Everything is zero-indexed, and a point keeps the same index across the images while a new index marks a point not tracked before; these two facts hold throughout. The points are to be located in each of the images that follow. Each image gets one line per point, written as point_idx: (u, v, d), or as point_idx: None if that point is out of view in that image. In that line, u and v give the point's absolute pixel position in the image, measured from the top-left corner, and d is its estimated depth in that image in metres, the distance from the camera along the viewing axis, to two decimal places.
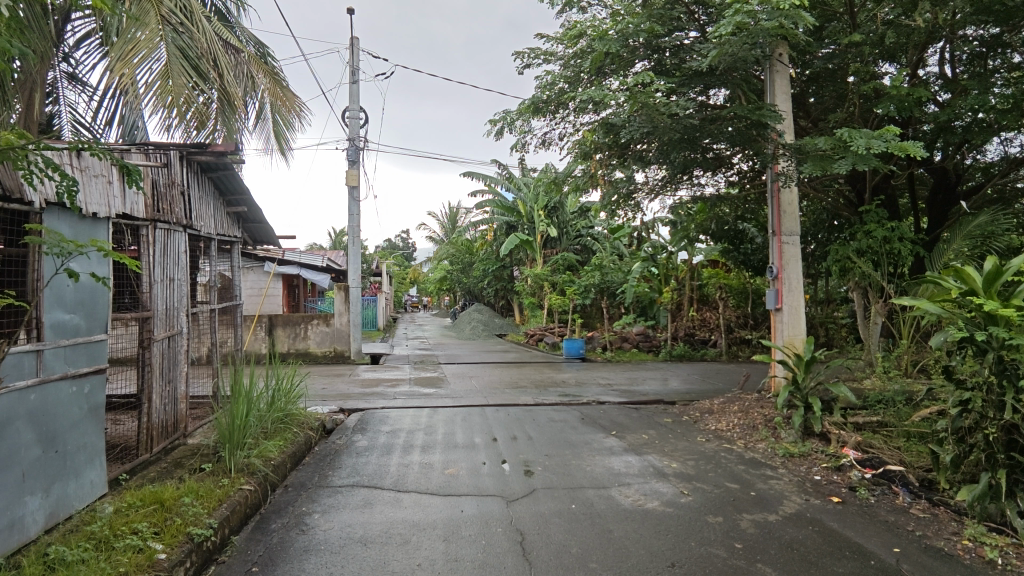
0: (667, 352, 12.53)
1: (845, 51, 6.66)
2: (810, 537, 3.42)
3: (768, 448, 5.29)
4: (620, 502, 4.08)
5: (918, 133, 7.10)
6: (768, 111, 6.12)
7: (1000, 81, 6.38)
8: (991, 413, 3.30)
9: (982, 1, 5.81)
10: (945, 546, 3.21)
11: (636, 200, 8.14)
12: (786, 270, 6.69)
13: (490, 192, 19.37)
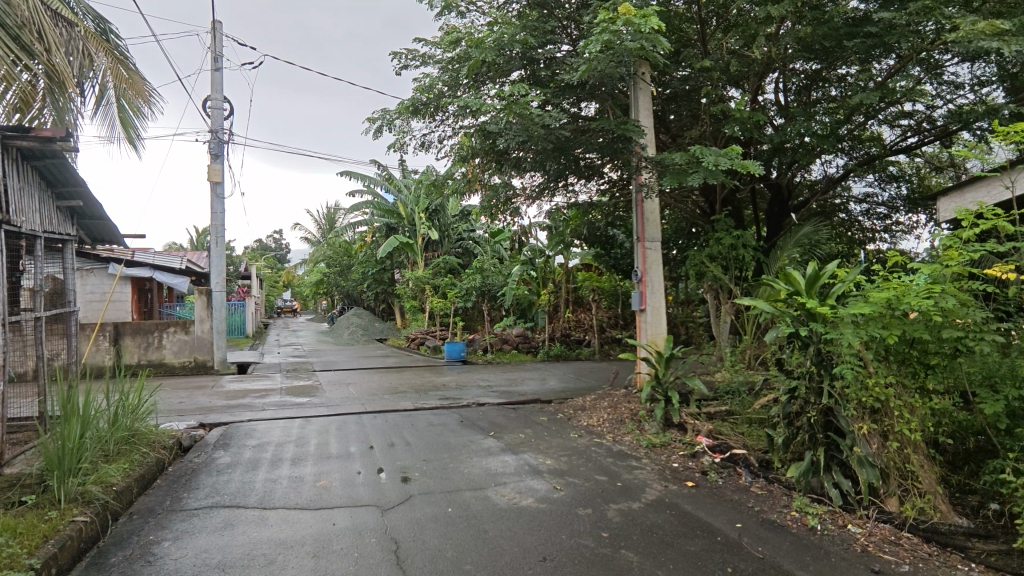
0: (545, 352, 13.01)
1: (697, 75, 7.33)
2: (667, 520, 3.70)
3: (634, 439, 5.67)
4: (496, 502, 4.14)
5: (757, 152, 8.00)
6: (632, 126, 6.56)
7: (821, 110, 7.35)
8: (813, 399, 3.76)
9: (807, 40, 6.61)
10: (777, 518, 3.63)
11: (514, 205, 8.18)
12: (649, 274, 7.20)
13: (369, 192, 18.83)
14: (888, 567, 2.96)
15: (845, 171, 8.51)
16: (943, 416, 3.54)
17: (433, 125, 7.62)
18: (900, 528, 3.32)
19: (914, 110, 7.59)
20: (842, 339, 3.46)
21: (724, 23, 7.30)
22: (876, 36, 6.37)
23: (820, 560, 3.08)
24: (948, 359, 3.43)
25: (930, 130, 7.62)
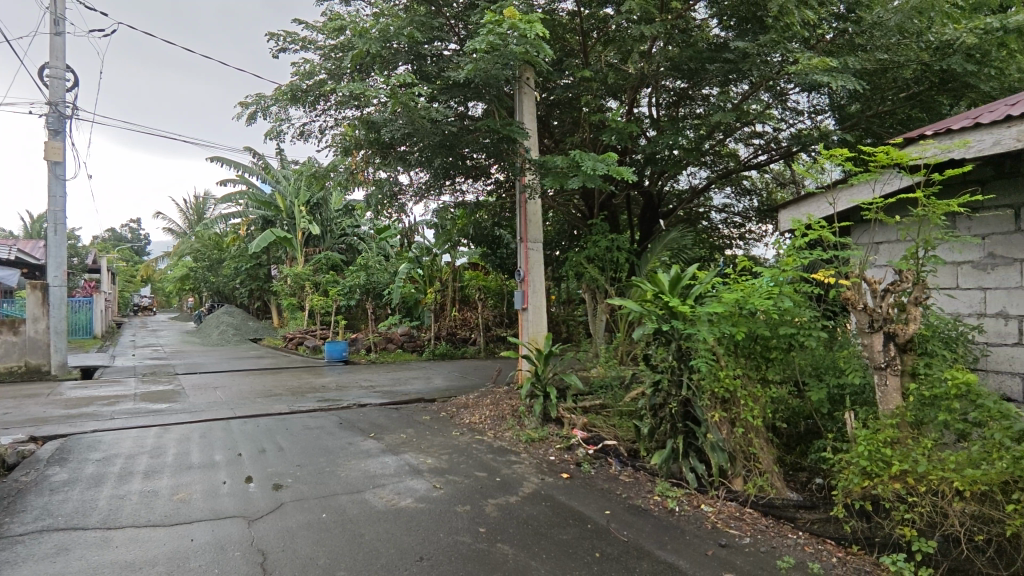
0: (430, 351, 12.90)
1: (579, 84, 7.66)
2: (542, 512, 3.84)
3: (514, 435, 5.81)
4: (373, 504, 4.05)
5: (632, 161, 8.53)
6: (516, 127, 6.71)
7: (687, 126, 7.97)
8: (674, 391, 4.11)
9: (676, 59, 7.13)
10: (641, 503, 3.91)
11: (400, 202, 8.01)
12: (531, 274, 7.40)
13: (243, 182, 17.55)
14: (732, 540, 3.29)
15: (707, 183, 9.40)
16: (780, 403, 3.95)
17: (314, 113, 7.26)
18: (744, 504, 3.70)
19: (764, 131, 8.47)
20: (699, 336, 3.80)
21: (604, 37, 7.67)
22: (733, 61, 7.05)
23: (677, 538, 3.36)
24: (784, 353, 3.86)
25: (776, 150, 8.55)
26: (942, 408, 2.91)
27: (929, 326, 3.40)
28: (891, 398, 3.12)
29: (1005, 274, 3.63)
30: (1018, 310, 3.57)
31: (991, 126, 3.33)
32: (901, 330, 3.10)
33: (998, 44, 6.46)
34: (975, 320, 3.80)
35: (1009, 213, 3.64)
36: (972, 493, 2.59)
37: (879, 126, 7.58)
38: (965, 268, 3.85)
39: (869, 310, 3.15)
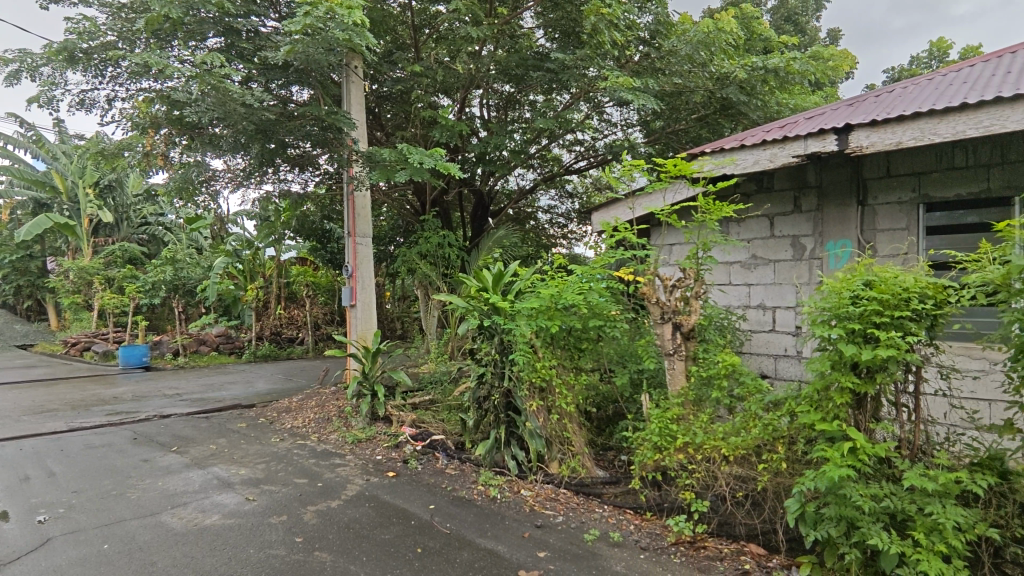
0: (250, 353, 11.78)
1: (409, 79, 7.55)
2: (365, 514, 3.73)
3: (340, 437, 5.58)
4: (171, 526, 3.60)
5: (464, 160, 8.66)
6: (343, 117, 6.39)
7: (515, 129, 8.30)
8: (497, 382, 4.31)
9: (504, 62, 7.39)
10: (466, 494, 4.00)
11: (213, 188, 7.16)
12: (359, 269, 7.15)
13: (6, 156, 14.50)
14: (547, 520, 3.51)
15: (533, 184, 9.95)
16: (590, 389, 4.31)
17: (97, 80, 6.18)
18: (558, 486, 3.96)
19: (584, 139, 9.06)
20: (518, 329, 4.02)
21: (434, 34, 7.67)
22: (553, 71, 7.47)
23: (497, 525, 3.48)
24: (595, 344, 4.22)
25: (594, 157, 9.28)
26: (715, 386, 3.38)
27: (707, 316, 3.95)
28: (677, 379, 3.56)
29: (762, 272, 4.35)
30: (772, 302, 4.29)
31: (753, 147, 3.91)
32: (685, 320, 3.56)
33: (762, 80, 7.69)
34: (742, 311, 4.49)
35: (766, 220, 4.36)
36: (734, 457, 3.04)
37: (676, 141, 8.60)
38: (735, 267, 4.53)
39: (660, 304, 3.62)
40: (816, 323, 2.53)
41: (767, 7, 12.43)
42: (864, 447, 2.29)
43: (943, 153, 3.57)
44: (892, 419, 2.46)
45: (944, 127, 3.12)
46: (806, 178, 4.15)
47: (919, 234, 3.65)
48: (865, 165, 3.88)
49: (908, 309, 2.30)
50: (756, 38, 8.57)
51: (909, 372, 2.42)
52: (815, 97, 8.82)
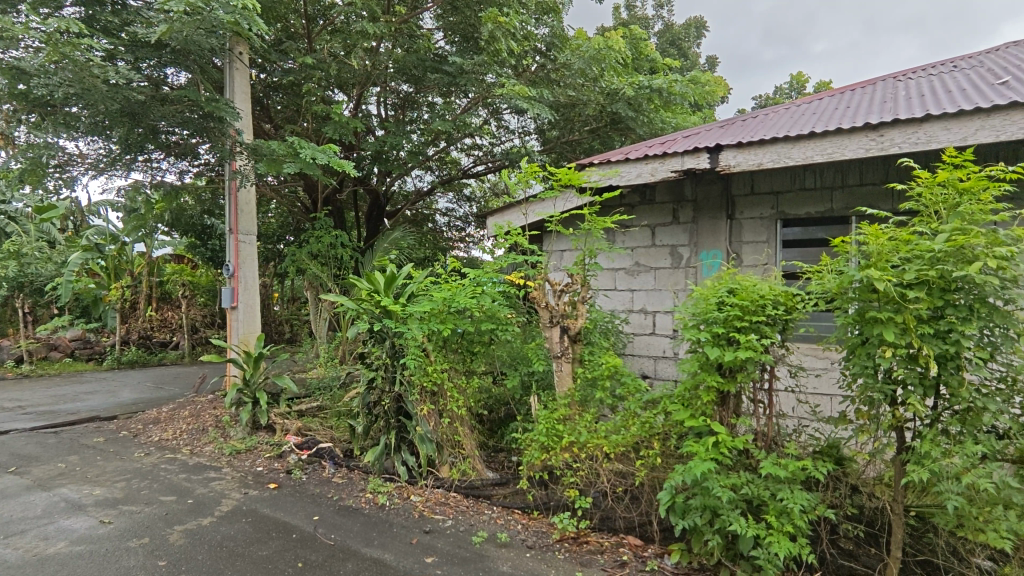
0: (113, 359, 10.53)
1: (299, 71, 7.19)
2: (241, 530, 3.50)
3: (216, 449, 5.19)
4: (3, 559, 3.15)
5: (359, 158, 8.40)
6: (225, 106, 5.95)
7: (413, 129, 8.19)
8: (387, 387, 4.22)
9: (403, 61, 7.27)
10: (352, 503, 3.87)
11: (69, 175, 6.31)
12: (241, 268, 6.70)
13: None
14: (435, 525, 3.48)
15: (431, 186, 9.87)
16: (481, 392, 4.35)
17: None
18: (449, 489, 3.96)
19: (482, 144, 9.16)
20: (409, 333, 3.97)
21: (329, 26, 7.37)
22: (450, 75, 7.46)
23: (384, 533, 3.40)
24: (487, 347, 4.26)
25: (491, 162, 9.38)
26: (599, 386, 3.52)
27: (593, 320, 4.13)
28: (564, 380, 3.68)
29: (644, 279, 4.63)
30: (653, 306, 4.57)
31: (636, 161, 4.14)
32: (572, 323, 3.70)
33: (648, 98, 8.17)
34: (625, 314, 4.73)
35: (648, 230, 4.64)
36: (614, 454, 3.19)
37: (569, 151, 8.91)
38: (620, 273, 4.77)
39: (549, 308, 3.75)
40: (687, 327, 2.73)
41: (654, 31, 13.29)
42: (726, 441, 2.50)
43: (796, 175, 4.00)
44: (751, 414, 2.70)
45: (796, 151, 3.49)
46: (683, 192, 4.46)
47: (777, 247, 4.08)
48: (733, 182, 4.25)
49: (764, 314, 2.54)
50: (643, 58, 9.10)
51: (765, 371, 2.67)
52: (694, 118, 9.53)
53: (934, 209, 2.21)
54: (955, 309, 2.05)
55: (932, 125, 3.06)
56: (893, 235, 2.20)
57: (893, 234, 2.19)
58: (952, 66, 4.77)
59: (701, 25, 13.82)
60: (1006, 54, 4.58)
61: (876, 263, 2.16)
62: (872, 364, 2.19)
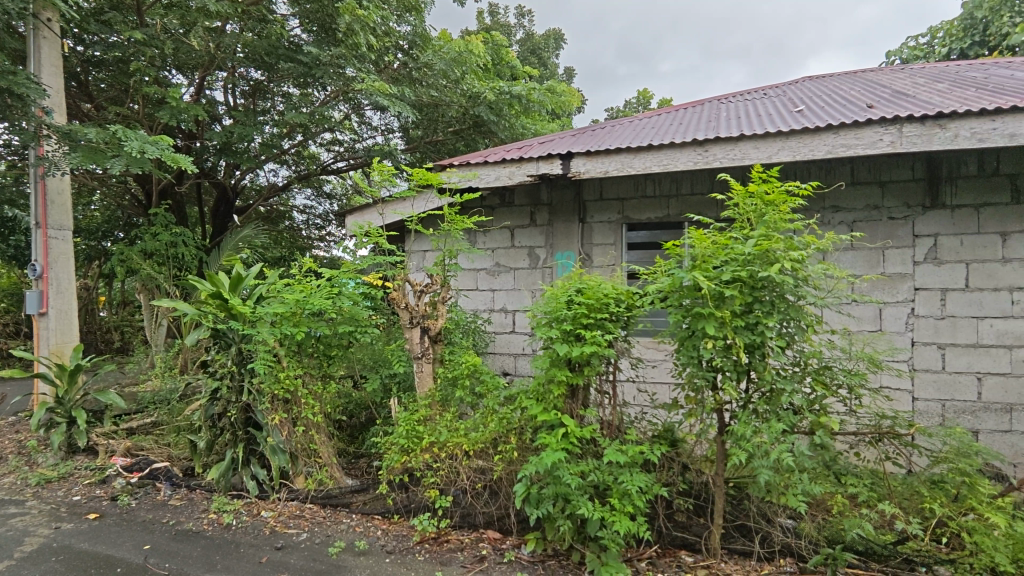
0: None
1: (127, 46, 6.39)
2: (50, 571, 3.03)
3: (18, 480, 4.44)
4: None
5: (203, 148, 7.66)
6: (25, 81, 5.01)
7: (265, 120, 7.64)
8: (234, 397, 3.91)
9: (253, 46, 6.78)
10: (192, 526, 3.52)
11: None
12: (52, 269, 5.80)
13: None
14: (288, 540, 3.29)
15: (286, 182, 9.27)
16: (340, 397, 4.21)
17: None
18: (304, 501, 3.77)
19: (343, 139, 8.82)
20: (258, 337, 3.71)
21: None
22: (305, 65, 7.07)
23: (229, 555, 3.15)
24: (344, 350, 4.12)
25: (354, 159, 8.97)
26: (459, 385, 3.57)
27: (453, 320, 4.20)
28: (425, 381, 3.70)
29: (504, 279, 4.76)
30: (512, 306, 4.71)
31: (494, 164, 4.24)
32: (432, 324, 3.73)
33: (508, 104, 8.40)
34: (488, 314, 4.83)
35: (507, 231, 4.78)
36: (473, 451, 3.24)
37: (434, 152, 8.87)
38: (481, 274, 4.86)
39: (410, 309, 3.74)
40: (540, 325, 2.85)
41: (516, 38, 13.71)
42: (574, 431, 2.67)
43: (639, 183, 4.36)
44: (598, 404, 2.89)
45: (638, 161, 3.80)
46: (540, 195, 4.66)
47: (622, 249, 4.42)
48: (584, 188, 4.52)
49: (607, 311, 2.74)
50: (505, 64, 9.34)
51: (610, 364, 2.88)
52: (552, 125, 9.97)
53: (746, 218, 2.50)
54: (762, 304, 2.36)
55: (746, 143, 3.50)
56: (714, 240, 2.47)
57: (713, 240, 2.46)
58: (764, 94, 5.49)
59: (559, 37, 14.50)
60: (805, 87, 5.37)
61: (700, 265, 2.43)
62: (697, 354, 2.46)
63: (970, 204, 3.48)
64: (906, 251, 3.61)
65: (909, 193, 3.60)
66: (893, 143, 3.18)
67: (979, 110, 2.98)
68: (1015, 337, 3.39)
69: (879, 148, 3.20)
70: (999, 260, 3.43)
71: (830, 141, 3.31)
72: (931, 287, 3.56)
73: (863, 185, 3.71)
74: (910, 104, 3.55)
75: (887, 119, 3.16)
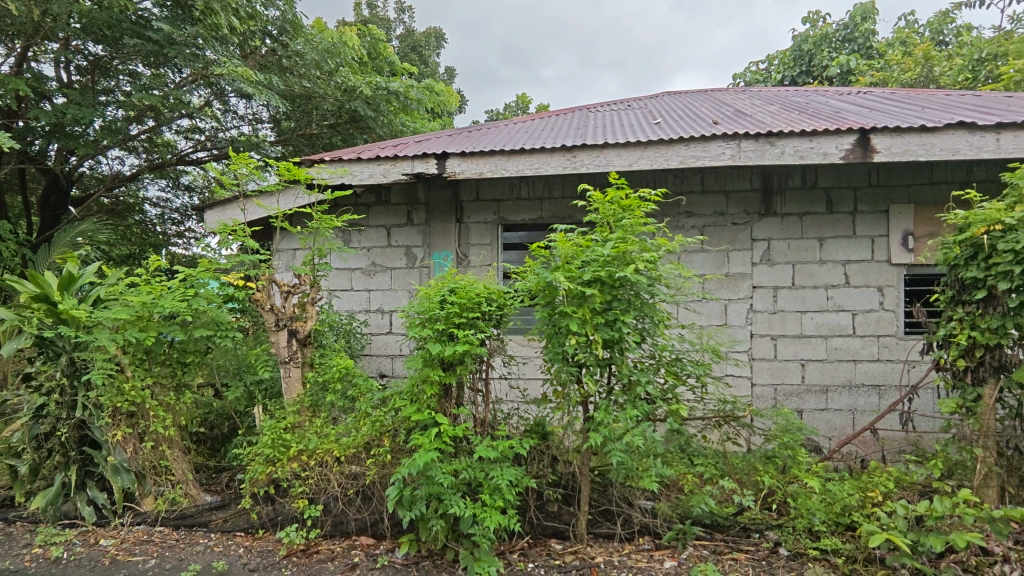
0: None
1: None
2: None
3: None
4: None
5: (27, 128, 6.66)
6: None
7: (107, 101, 6.82)
8: (65, 414, 3.44)
9: (91, 16, 6.02)
10: (11, 564, 3.06)
11: None
12: None
13: None
14: (133, 569, 2.97)
15: (134, 172, 8.33)
16: (199, 407, 3.90)
17: None
18: (154, 524, 3.42)
19: (203, 127, 8.11)
20: (96, 344, 3.30)
21: None
22: (156, 43, 6.41)
23: None
24: (201, 357, 3.79)
25: (215, 149, 8.30)
26: (330, 390, 3.42)
27: (322, 322, 4.07)
28: (293, 387, 3.57)
29: (381, 279, 4.65)
30: (389, 306, 4.62)
31: (367, 161, 4.12)
32: (301, 327, 3.60)
33: (385, 99, 8.24)
34: (364, 315, 4.69)
35: (383, 230, 4.67)
36: (345, 457, 3.13)
37: (307, 146, 8.40)
38: (357, 274, 4.70)
39: (276, 311, 3.55)
40: (413, 325, 2.83)
41: (395, 34, 13.45)
42: (447, 430, 2.68)
43: (513, 185, 4.48)
44: (471, 403, 2.93)
45: (511, 164, 3.89)
46: (416, 194, 4.61)
47: (498, 250, 4.52)
48: (461, 188, 4.54)
49: (479, 311, 2.78)
50: (382, 59, 9.12)
51: (482, 363, 2.93)
52: (431, 125, 9.92)
53: (606, 222, 2.66)
54: (620, 302, 2.53)
55: (610, 151, 3.72)
56: (575, 242, 2.60)
57: (575, 241, 2.59)
58: (628, 105, 5.88)
59: (439, 36, 14.45)
60: (663, 101, 5.82)
61: (563, 266, 2.54)
62: (562, 350, 2.57)
63: (794, 213, 3.99)
64: (746, 253, 4.04)
65: (748, 202, 4.04)
66: (734, 156, 3.55)
67: (800, 131, 3.43)
68: (829, 328, 3.95)
69: (722, 160, 3.56)
70: (817, 262, 3.97)
71: (682, 152, 3.62)
72: (765, 285, 4.03)
73: (711, 193, 4.10)
74: (747, 123, 3.98)
75: (728, 135, 3.52)
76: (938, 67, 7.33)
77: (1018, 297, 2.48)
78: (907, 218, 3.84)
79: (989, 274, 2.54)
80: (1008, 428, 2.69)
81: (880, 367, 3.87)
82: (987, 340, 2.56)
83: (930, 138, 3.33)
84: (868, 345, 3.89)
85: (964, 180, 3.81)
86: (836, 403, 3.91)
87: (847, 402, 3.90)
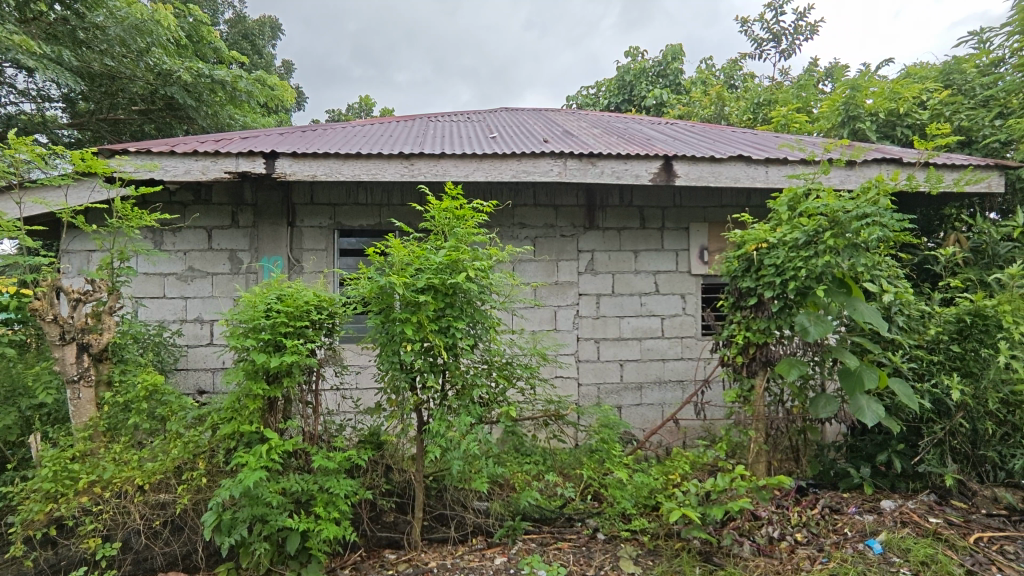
0: None
1: None
2: None
3: None
4: None
5: None
6: None
7: None
8: None
9: None
10: None
11: None
12: None
13: None
14: None
15: None
16: None
17: None
18: None
19: None
20: None
21: None
22: None
23: None
24: None
25: None
26: (132, 410, 3.00)
27: (124, 334, 3.61)
28: (84, 410, 3.11)
29: (200, 285, 4.23)
30: (208, 314, 4.23)
31: (182, 155, 3.72)
32: (94, 340, 3.17)
33: (208, 88, 7.49)
34: (177, 325, 4.21)
35: (201, 232, 4.25)
36: (150, 485, 2.76)
37: (109, 131, 7.51)
38: (170, 279, 4.21)
39: (59, 321, 3.06)
40: (233, 335, 2.61)
41: (224, 18, 12.35)
42: (275, 446, 2.52)
43: (350, 190, 4.36)
44: (300, 415, 2.78)
45: (347, 168, 3.79)
46: (241, 194, 4.27)
47: (333, 255, 4.37)
48: (293, 190, 4.29)
49: (308, 319, 2.66)
50: (205, 44, 8.30)
51: (312, 372, 2.80)
52: (263, 120, 9.25)
53: (440, 229, 2.69)
54: (453, 308, 2.60)
55: (447, 161, 3.80)
56: (410, 249, 2.59)
57: (410, 248, 2.59)
58: (468, 118, 6.06)
59: (275, 26, 13.58)
60: (500, 117, 6.08)
61: (397, 273, 2.54)
62: (397, 358, 2.58)
63: (614, 227, 4.41)
64: (574, 263, 4.36)
65: (575, 216, 4.37)
66: (561, 172, 3.82)
67: (616, 153, 3.80)
68: (643, 331, 4.42)
69: (550, 176, 3.82)
70: (633, 271, 4.42)
71: (514, 166, 3.81)
72: (589, 293, 4.38)
73: (543, 206, 4.36)
74: (573, 143, 4.32)
75: (555, 153, 3.78)
76: (728, 107, 8.57)
77: (780, 302, 3.00)
78: (703, 235, 4.46)
79: (759, 284, 3.06)
80: (772, 413, 3.23)
81: (683, 364, 4.45)
82: (757, 339, 3.06)
83: (718, 167, 3.90)
84: (673, 345, 4.44)
85: (744, 204, 4.52)
86: (648, 398, 4.40)
87: (657, 396, 4.42)
